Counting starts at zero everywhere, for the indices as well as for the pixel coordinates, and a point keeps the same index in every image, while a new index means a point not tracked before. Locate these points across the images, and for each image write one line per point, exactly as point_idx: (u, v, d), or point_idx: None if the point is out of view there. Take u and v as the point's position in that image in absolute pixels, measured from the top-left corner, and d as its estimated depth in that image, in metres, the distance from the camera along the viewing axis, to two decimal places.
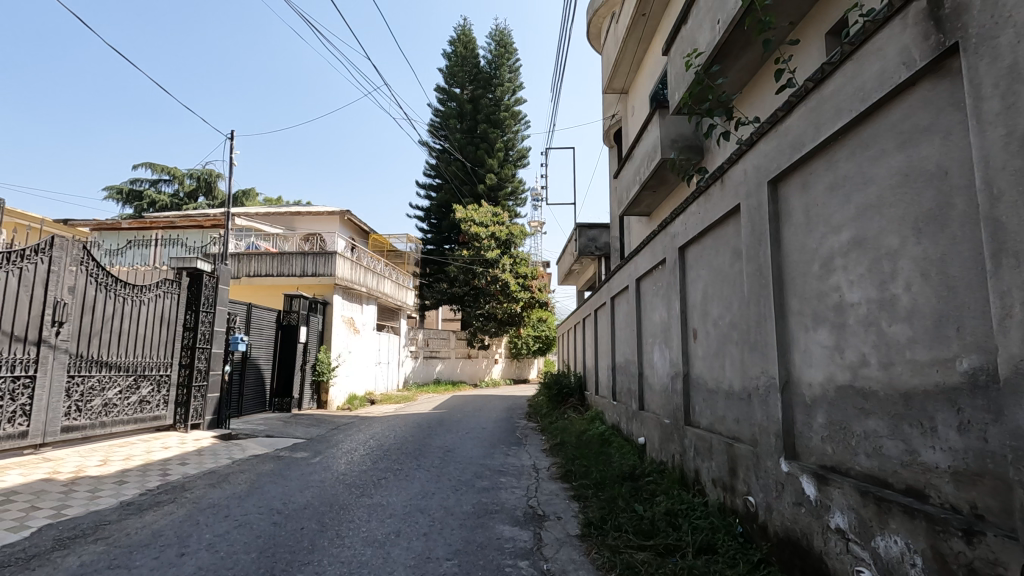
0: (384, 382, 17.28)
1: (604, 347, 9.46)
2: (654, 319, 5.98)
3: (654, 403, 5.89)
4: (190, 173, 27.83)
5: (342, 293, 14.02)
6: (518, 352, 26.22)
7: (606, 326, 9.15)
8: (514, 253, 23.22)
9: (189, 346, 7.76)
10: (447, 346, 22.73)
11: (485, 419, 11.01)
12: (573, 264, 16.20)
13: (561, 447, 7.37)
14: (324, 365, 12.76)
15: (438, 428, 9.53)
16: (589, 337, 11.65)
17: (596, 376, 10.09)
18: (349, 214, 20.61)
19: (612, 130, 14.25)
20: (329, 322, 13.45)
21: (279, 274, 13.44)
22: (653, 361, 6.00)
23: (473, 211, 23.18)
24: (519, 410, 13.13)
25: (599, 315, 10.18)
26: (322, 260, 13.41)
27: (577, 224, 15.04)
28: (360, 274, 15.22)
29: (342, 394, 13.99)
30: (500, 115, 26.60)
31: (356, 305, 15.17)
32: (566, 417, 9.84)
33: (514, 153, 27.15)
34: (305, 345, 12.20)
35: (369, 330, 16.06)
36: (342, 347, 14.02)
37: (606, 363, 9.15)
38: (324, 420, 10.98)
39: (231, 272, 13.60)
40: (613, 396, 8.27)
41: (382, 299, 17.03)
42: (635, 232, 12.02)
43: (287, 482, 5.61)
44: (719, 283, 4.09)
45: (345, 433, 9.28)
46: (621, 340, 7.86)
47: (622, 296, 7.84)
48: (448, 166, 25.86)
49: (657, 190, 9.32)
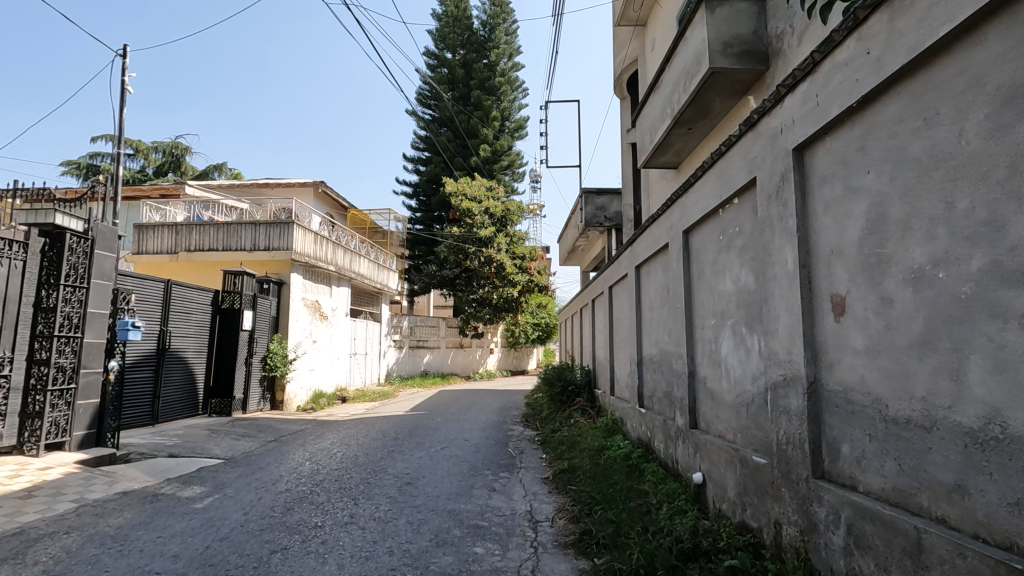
0: (360, 377, 15.07)
1: (622, 337, 7.26)
2: (720, 287, 3.78)
3: (724, 424, 3.67)
4: (157, 147, 25.32)
5: (301, 271, 11.74)
6: (515, 341, 23.91)
7: (626, 306, 6.95)
8: (511, 232, 21.06)
9: (46, 336, 5.54)
10: (436, 334, 20.50)
11: (471, 424, 8.82)
12: (577, 238, 13.93)
13: (569, 477, 5.19)
14: (277, 357, 10.55)
15: (407, 440, 7.32)
16: (598, 324, 9.43)
17: (611, 373, 7.87)
18: (326, 186, 18.22)
19: (625, 76, 11.90)
20: (285, 306, 11.19)
21: (223, 249, 11.16)
22: (719, 356, 3.78)
23: (465, 185, 20.86)
24: (513, 410, 10.94)
25: (613, 293, 7.96)
26: (277, 232, 11.15)
27: (583, 190, 12.73)
28: (329, 251, 12.97)
29: (305, 392, 11.80)
30: (495, 80, 24.08)
31: (323, 287, 12.93)
32: (573, 426, 7.68)
33: (510, 124, 24.68)
34: (251, 334, 9.93)
35: (340, 317, 13.79)
36: (304, 336, 11.82)
37: (626, 355, 6.94)
38: (268, 426, 8.77)
39: (166, 246, 11.26)
40: (639, 402, 6.08)
41: (358, 280, 14.78)
42: (656, 192, 9.73)
43: (129, 552, 3.46)
44: (939, 184, 1.86)
45: (283, 448, 7.07)
46: (652, 324, 5.66)
47: (653, 263, 5.61)
48: (437, 136, 23.42)
49: (693, 126, 7.04)
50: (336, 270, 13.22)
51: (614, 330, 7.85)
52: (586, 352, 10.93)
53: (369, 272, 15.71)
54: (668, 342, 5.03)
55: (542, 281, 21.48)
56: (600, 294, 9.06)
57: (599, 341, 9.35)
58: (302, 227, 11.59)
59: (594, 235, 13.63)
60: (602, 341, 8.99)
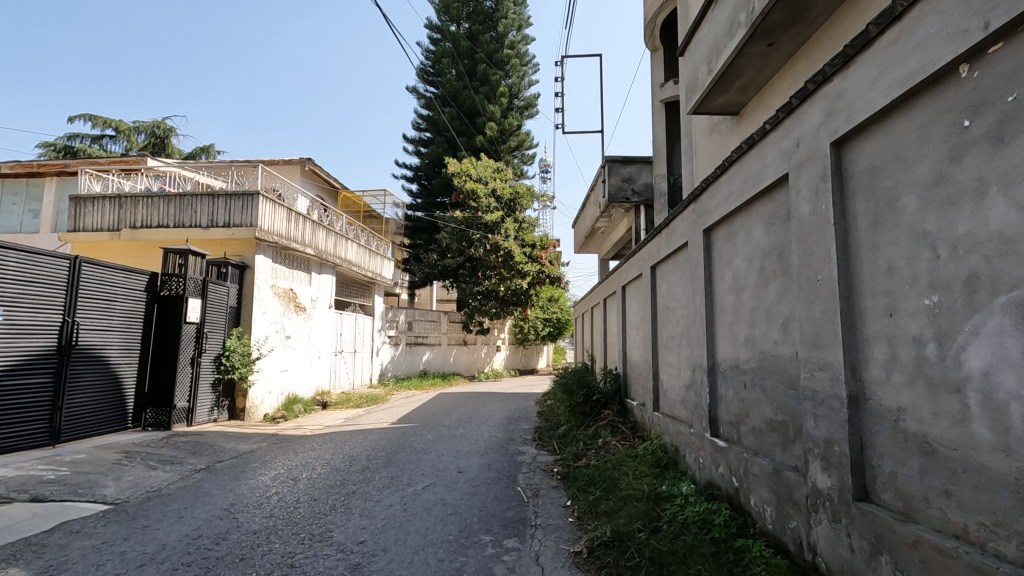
0: (345, 379, 13.17)
1: (673, 333, 5.30)
2: (963, 227, 1.82)
3: (981, 519, 1.75)
4: (139, 127, 23.57)
5: (270, 253, 9.87)
6: (525, 338, 22.41)
7: (684, 288, 4.98)
8: (519, 218, 19.12)
9: None
10: (437, 330, 18.51)
11: (470, 443, 6.89)
12: (598, 218, 11.94)
13: (618, 558, 3.24)
14: (235, 357, 8.66)
15: (380, 470, 5.42)
16: (630, 316, 7.47)
17: (655, 381, 5.90)
18: (313, 163, 16.31)
19: (659, 18, 9.88)
20: (248, 294, 9.29)
21: (175, 225, 9.30)
22: (961, 376, 1.83)
23: (470, 165, 18.93)
24: (521, 422, 8.99)
25: (657, 274, 5.99)
26: (239, 205, 9.30)
27: (607, 159, 10.72)
28: (307, 231, 11.10)
29: (274, 398, 9.89)
30: (503, 54, 22.07)
31: (300, 273, 11.06)
32: (606, 454, 5.75)
33: (518, 102, 22.71)
34: (199, 328, 8.07)
35: (321, 309, 11.86)
36: (275, 331, 9.94)
37: (682, 358, 4.98)
38: (211, 444, 6.88)
39: (108, 222, 9.42)
40: (712, 429, 4.12)
41: (344, 267, 12.88)
42: (705, 151, 7.74)
43: None
44: None
45: (211, 482, 5.17)
46: (740, 313, 3.68)
47: (743, 218, 3.63)
48: (440, 114, 21.49)
49: (778, 36, 5.05)
50: (316, 253, 11.37)
51: (659, 323, 5.88)
52: (611, 351, 8.97)
53: (357, 258, 13.80)
54: (783, 341, 3.06)
55: (555, 272, 19.37)
56: (634, 278, 7.08)
57: (630, 338, 7.43)
58: (271, 200, 9.73)
59: (618, 214, 11.62)
60: (636, 338, 7.04)
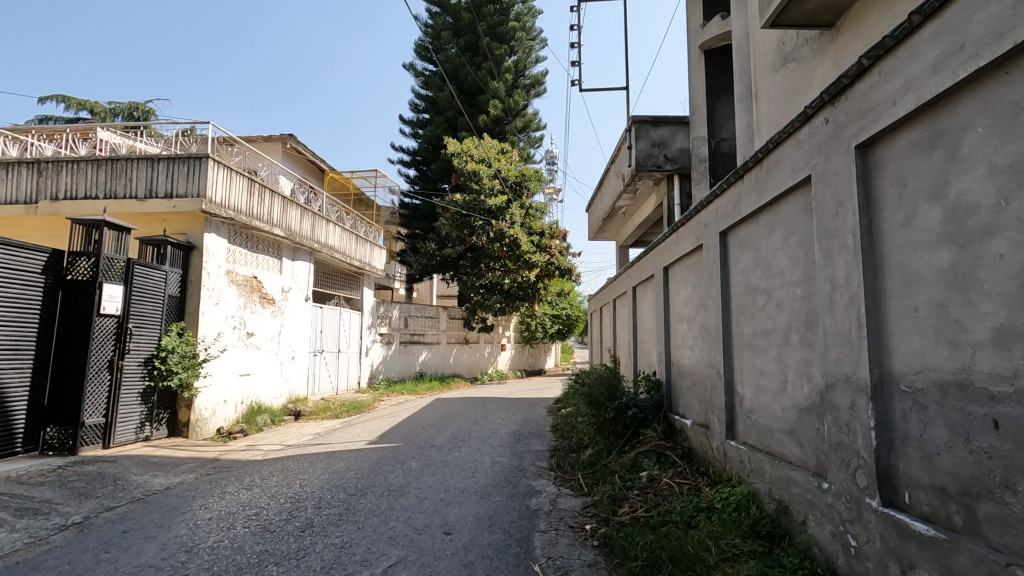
0: (324, 383, 11.41)
1: (769, 326, 3.51)
2: None
3: None
4: (115, 109, 21.90)
5: (226, 232, 8.13)
6: (531, 336, 20.69)
7: (798, 255, 3.18)
8: (525, 203, 17.33)
9: None
10: (436, 327, 16.69)
11: (465, 478, 5.11)
12: (621, 194, 10.13)
13: None
14: (175, 360, 6.93)
15: (327, 530, 3.66)
16: (676, 306, 5.68)
17: (732, 397, 4.11)
18: (294, 141, 14.59)
19: None
20: (195, 281, 7.54)
21: (105, 196, 7.58)
22: None
23: (472, 144, 17.12)
24: (532, 440, 7.21)
25: (732, 242, 4.20)
26: (184, 171, 7.58)
27: (634, 119, 8.91)
28: (276, 209, 9.34)
29: (231, 409, 8.15)
30: (507, 26, 20.24)
31: (268, 259, 9.31)
32: (661, 506, 3.96)
33: (524, 79, 20.89)
34: (121, 322, 6.34)
35: (293, 302, 10.10)
36: (232, 328, 8.17)
37: (794, 365, 3.18)
38: (120, 476, 5.14)
39: (25, 192, 7.71)
40: (884, 495, 2.34)
41: (324, 253, 11.10)
42: (775, 90, 5.94)
43: None
44: None
45: (69, 550, 3.42)
46: (977, 285, 1.90)
47: (988, 97, 1.86)
48: (439, 92, 19.69)
49: None
50: (289, 235, 9.61)
51: (735, 312, 4.08)
52: (644, 353, 7.17)
53: (340, 244, 12.02)
54: None
55: (565, 263, 17.46)
56: (686, 254, 5.27)
57: (677, 335, 5.64)
58: (226, 166, 8.00)
59: (644, 189, 9.80)
60: (688, 335, 5.24)
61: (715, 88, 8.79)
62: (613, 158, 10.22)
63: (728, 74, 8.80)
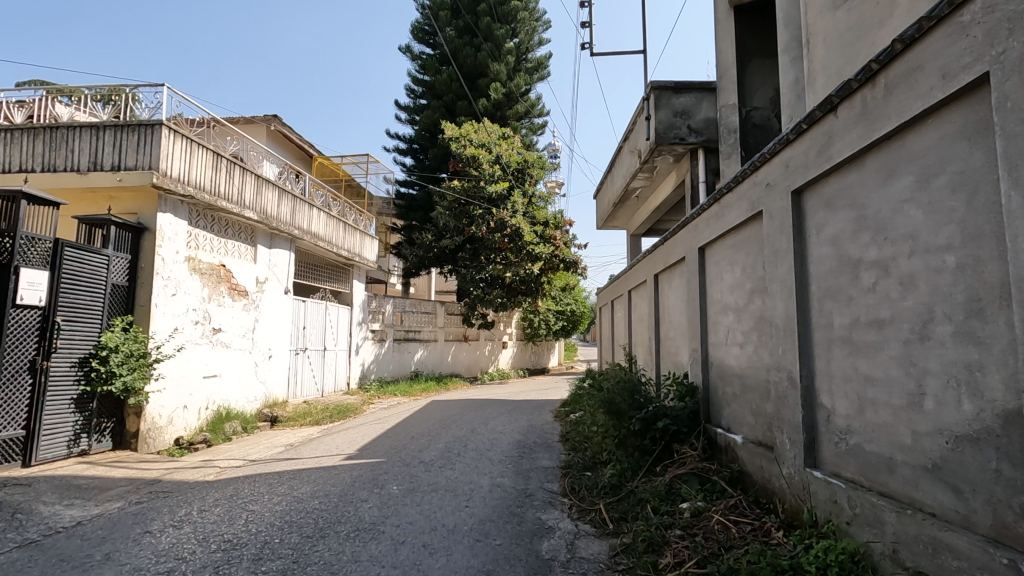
0: (307, 385, 10.35)
1: (888, 314, 2.46)
2: None
3: None
4: None
5: (185, 212, 7.06)
6: (534, 333, 19.63)
7: (948, 205, 2.13)
8: (528, 191, 16.25)
9: None
10: (433, 323, 15.61)
11: (457, 510, 4.05)
12: (636, 173, 9.05)
13: None
14: (119, 359, 5.89)
15: None
16: (717, 294, 4.63)
17: (815, 411, 3.06)
18: (278, 122, 13.49)
19: None
20: (146, 268, 6.49)
21: (43, 170, 6.57)
22: None
23: (471, 128, 16.03)
24: (539, 453, 6.16)
25: (812, 204, 3.14)
26: (134, 140, 6.55)
27: (654, 85, 7.83)
28: (248, 189, 8.30)
29: (193, 415, 7.11)
30: (509, 4, 19.09)
31: (239, 245, 8.26)
32: (722, 559, 2.91)
33: (526, 62, 19.75)
34: (47, 315, 5.34)
35: (271, 295, 9.05)
36: (192, 322, 7.12)
37: (939, 372, 2.15)
38: (25, 506, 4.10)
39: None
40: None
41: (306, 241, 10.04)
42: (837, 29, 4.86)
43: None
44: None
45: None
46: None
47: None
48: (436, 75, 18.58)
49: None
50: (263, 219, 8.57)
51: (819, 296, 3.03)
52: (670, 350, 6.11)
53: (326, 232, 10.95)
54: None
55: (570, 256, 16.36)
56: (734, 228, 4.21)
57: (719, 329, 4.57)
58: (185, 136, 6.97)
59: (663, 167, 8.71)
60: (738, 329, 4.18)
61: (747, 49, 7.70)
62: (627, 133, 9.13)
63: (760, 33, 7.71)
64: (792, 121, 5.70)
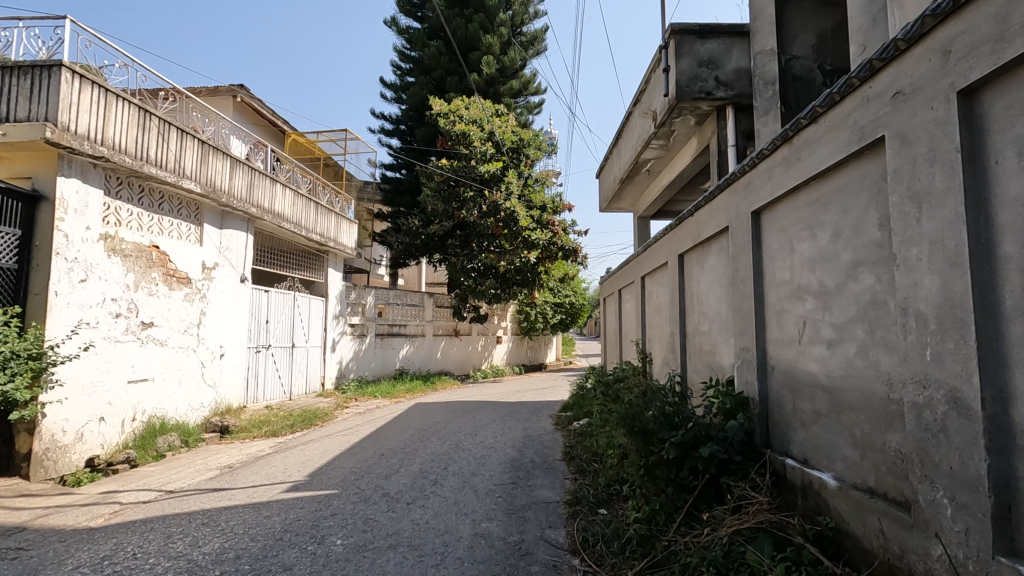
0: (270, 388, 9.05)
1: None
2: None
3: None
4: None
5: (101, 180, 5.72)
6: (530, 327, 18.38)
7: None
8: (524, 172, 14.93)
9: None
10: (421, 316, 14.28)
11: None
12: (651, 139, 7.76)
13: None
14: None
15: None
16: (786, 272, 3.34)
17: (1013, 459, 1.81)
18: (245, 93, 12.08)
19: None
20: (43, 246, 5.15)
21: None
22: None
23: (461, 104, 14.67)
24: (537, 479, 4.87)
25: (1006, 109, 1.86)
26: (26, 86, 5.22)
27: (675, 28, 6.51)
28: (189, 155, 6.95)
29: (114, 430, 5.82)
30: None
31: (178, 224, 6.92)
32: None
33: (521, 36, 18.31)
34: None
35: (222, 283, 7.73)
36: (109, 316, 5.79)
37: None
38: None
39: None
40: None
41: (267, 222, 8.70)
42: None
43: None
44: None
45: None
46: None
47: None
48: (424, 48, 17.15)
49: None
50: (208, 192, 7.23)
51: None
52: (704, 349, 4.83)
53: (292, 212, 9.60)
54: None
55: (570, 243, 15.04)
56: (822, 173, 2.91)
57: (789, 321, 3.29)
58: (97, 84, 5.63)
59: (682, 132, 7.42)
60: (827, 321, 2.90)
61: None
62: (641, 92, 7.84)
63: None
64: (864, 54, 4.42)
